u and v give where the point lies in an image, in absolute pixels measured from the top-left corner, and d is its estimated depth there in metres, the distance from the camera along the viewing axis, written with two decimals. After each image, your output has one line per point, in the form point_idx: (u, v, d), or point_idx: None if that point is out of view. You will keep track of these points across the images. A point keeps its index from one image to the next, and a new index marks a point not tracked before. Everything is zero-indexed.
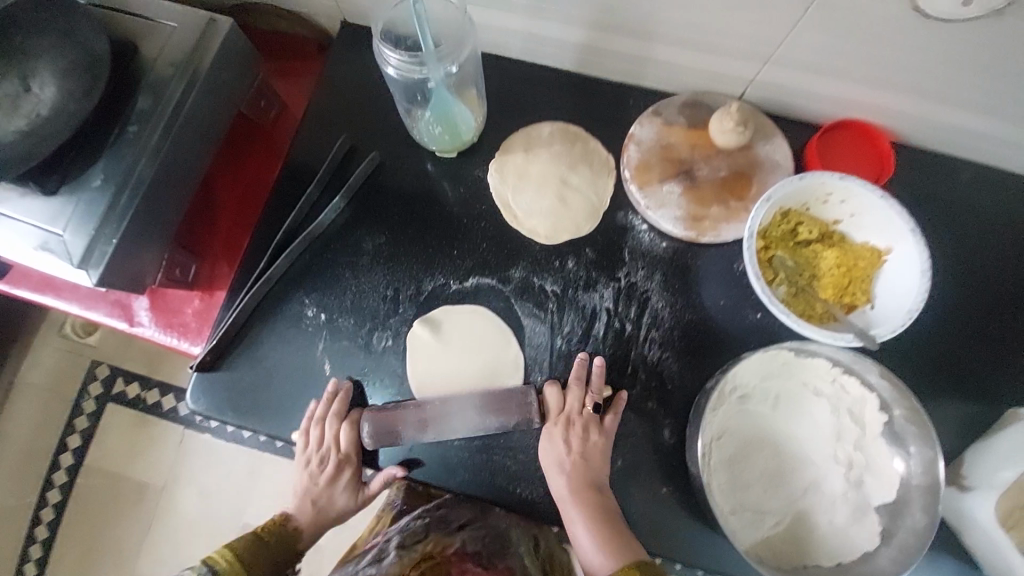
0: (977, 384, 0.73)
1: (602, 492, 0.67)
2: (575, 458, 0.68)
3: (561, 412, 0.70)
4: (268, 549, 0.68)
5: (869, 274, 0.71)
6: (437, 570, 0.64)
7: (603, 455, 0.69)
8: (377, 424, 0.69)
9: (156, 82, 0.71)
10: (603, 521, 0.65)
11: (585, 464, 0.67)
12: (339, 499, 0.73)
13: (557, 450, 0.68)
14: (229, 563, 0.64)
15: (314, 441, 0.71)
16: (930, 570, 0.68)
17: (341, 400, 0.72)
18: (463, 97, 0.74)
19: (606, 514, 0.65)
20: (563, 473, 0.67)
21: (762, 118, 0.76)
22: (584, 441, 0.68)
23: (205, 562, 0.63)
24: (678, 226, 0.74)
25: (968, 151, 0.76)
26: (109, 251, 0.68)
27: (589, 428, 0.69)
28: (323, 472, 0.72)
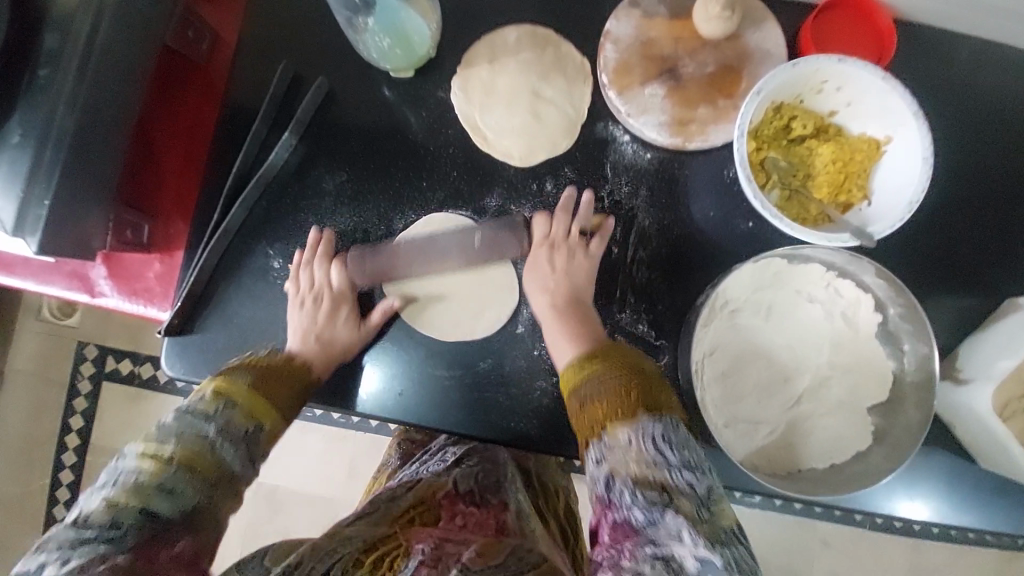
0: (976, 275, 0.70)
1: (585, 305, 0.67)
2: (559, 275, 0.68)
3: (547, 237, 0.69)
4: (285, 373, 0.63)
5: (867, 169, 0.66)
6: (429, 514, 0.64)
7: (591, 273, 0.68)
8: (361, 263, 0.70)
9: (59, 14, 0.61)
10: (583, 329, 0.64)
11: (570, 282, 0.67)
12: (340, 335, 0.69)
13: (545, 271, 0.68)
14: (251, 397, 0.59)
15: (304, 280, 0.70)
16: (924, 463, 0.69)
17: (323, 242, 0.71)
18: (413, 2, 0.65)
19: (590, 323, 0.65)
20: (549, 294, 0.67)
21: (750, 1, 0.68)
22: (572, 261, 0.68)
23: (221, 393, 0.57)
24: (662, 135, 0.68)
25: (977, 22, 0.68)
26: (43, 213, 0.62)
27: (576, 251, 0.68)
28: (319, 309, 0.69)
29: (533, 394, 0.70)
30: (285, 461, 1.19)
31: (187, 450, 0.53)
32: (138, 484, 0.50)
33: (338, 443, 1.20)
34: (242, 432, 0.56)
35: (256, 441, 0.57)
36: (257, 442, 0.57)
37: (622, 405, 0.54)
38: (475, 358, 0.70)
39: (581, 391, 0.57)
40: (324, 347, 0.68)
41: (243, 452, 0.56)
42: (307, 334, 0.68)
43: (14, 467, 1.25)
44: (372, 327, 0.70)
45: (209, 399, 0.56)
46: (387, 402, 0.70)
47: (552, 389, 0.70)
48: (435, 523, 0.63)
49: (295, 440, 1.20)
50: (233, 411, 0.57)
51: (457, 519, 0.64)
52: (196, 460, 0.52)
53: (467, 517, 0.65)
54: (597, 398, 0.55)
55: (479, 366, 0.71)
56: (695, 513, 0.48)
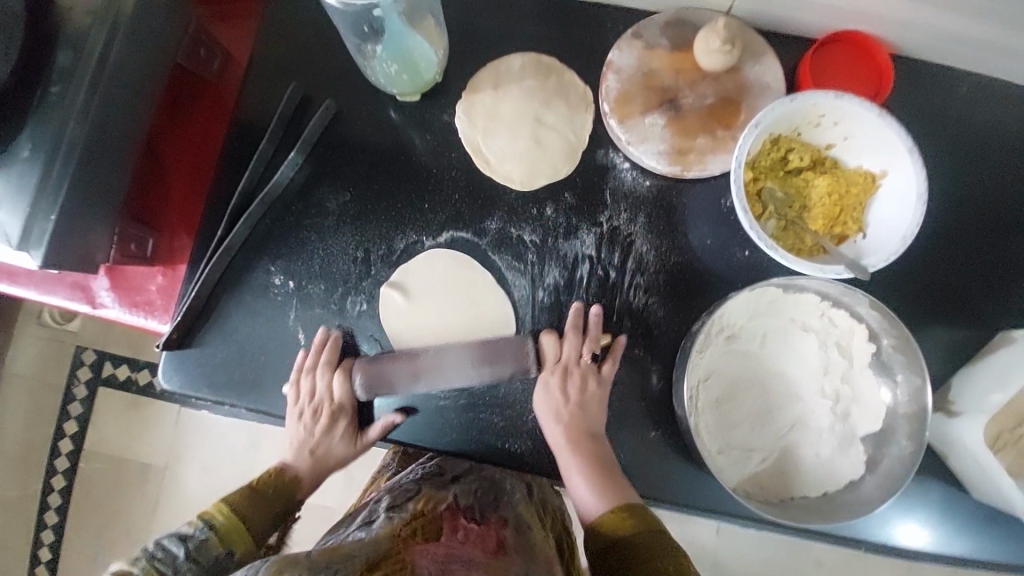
0: (969, 307, 0.71)
1: (598, 436, 0.67)
2: (573, 407, 0.67)
3: (560, 360, 0.69)
4: (267, 509, 0.66)
5: (862, 202, 0.67)
6: (431, 526, 0.63)
7: (601, 411, 0.68)
8: (370, 377, 0.69)
9: (73, 33, 0.62)
10: (600, 469, 0.65)
11: (582, 415, 0.66)
12: (337, 446, 0.71)
13: (556, 398, 0.67)
14: (226, 522, 0.62)
15: (306, 391, 0.70)
16: (917, 492, 0.70)
17: (331, 351, 0.70)
18: (419, 27, 0.66)
19: (606, 463, 0.65)
20: (558, 424, 0.67)
21: (750, 35, 0.69)
22: (585, 387, 0.67)
23: (227, 540, 0.60)
24: (662, 163, 0.69)
25: (971, 62, 0.70)
26: (49, 227, 0.63)
27: (587, 377, 0.68)
28: (317, 421, 0.70)
29: (529, 416, 0.70)
30: None
31: None
32: None
33: None
34: (214, 561, 0.59)
35: (218, 573, 0.59)
36: (225, 568, 0.60)
37: (660, 573, 0.57)
38: (471, 380, 0.70)
39: (621, 546, 0.60)
40: (325, 454, 0.71)
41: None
42: (308, 444, 0.71)
43: (6, 473, 1.24)
44: (371, 440, 0.70)
45: (215, 543, 0.59)
46: (383, 420, 0.71)
47: None
48: (438, 534, 0.62)
49: None
50: (223, 563, 0.59)
51: (460, 532, 0.63)
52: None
53: (469, 530, 0.64)
54: (631, 563, 0.58)
55: (476, 388, 0.71)
56: None
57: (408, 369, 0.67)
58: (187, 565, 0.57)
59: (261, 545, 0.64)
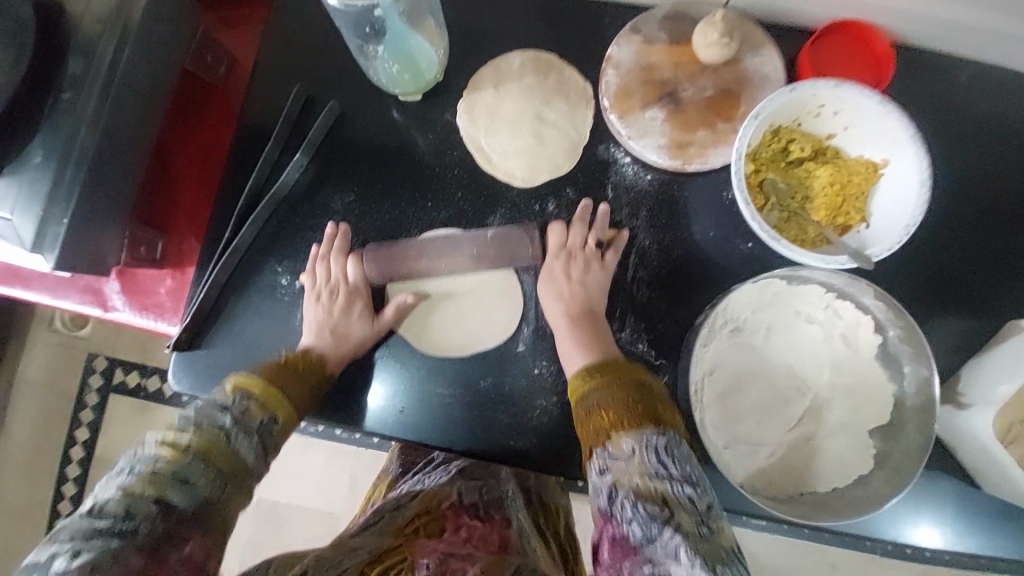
0: (977, 295, 0.71)
1: (601, 318, 0.68)
2: (575, 287, 0.68)
3: (564, 246, 0.70)
4: (297, 376, 0.64)
5: (865, 191, 0.67)
6: (432, 525, 0.64)
7: (603, 288, 0.69)
8: (380, 261, 0.72)
9: (83, 41, 0.64)
10: (593, 334, 0.66)
11: (586, 292, 0.68)
12: (353, 329, 0.70)
13: (560, 280, 0.69)
14: (264, 391, 0.59)
15: (321, 273, 0.72)
16: (927, 485, 0.69)
17: (339, 235, 0.72)
18: (419, 27, 0.67)
19: (601, 333, 0.66)
20: (562, 303, 0.68)
21: (749, 27, 0.70)
22: (588, 272, 0.69)
23: (266, 407, 0.57)
24: (662, 157, 0.70)
25: (972, 48, 0.70)
26: (62, 232, 0.65)
27: (590, 263, 0.69)
28: (334, 303, 0.71)
29: (533, 411, 0.70)
30: (289, 475, 1.20)
31: (204, 439, 0.51)
32: (157, 470, 0.47)
33: (341, 457, 1.20)
34: (260, 424, 0.56)
35: (269, 435, 0.56)
36: (271, 439, 0.56)
37: (625, 416, 0.54)
38: (476, 377, 0.71)
39: (586, 402, 0.58)
40: (345, 335, 0.70)
41: (257, 442, 0.54)
42: (325, 332, 0.69)
43: (22, 476, 1.27)
44: (386, 324, 0.71)
45: (254, 410, 0.56)
46: (389, 418, 0.71)
47: (553, 406, 0.70)
48: (440, 534, 0.63)
49: (299, 453, 1.20)
50: (269, 425, 0.57)
51: (462, 531, 0.64)
52: (212, 448, 0.50)
53: (471, 529, 0.64)
54: (602, 406, 0.56)
55: (482, 385, 0.71)
56: (696, 529, 0.47)
57: (419, 246, 0.71)
58: (234, 426, 0.53)
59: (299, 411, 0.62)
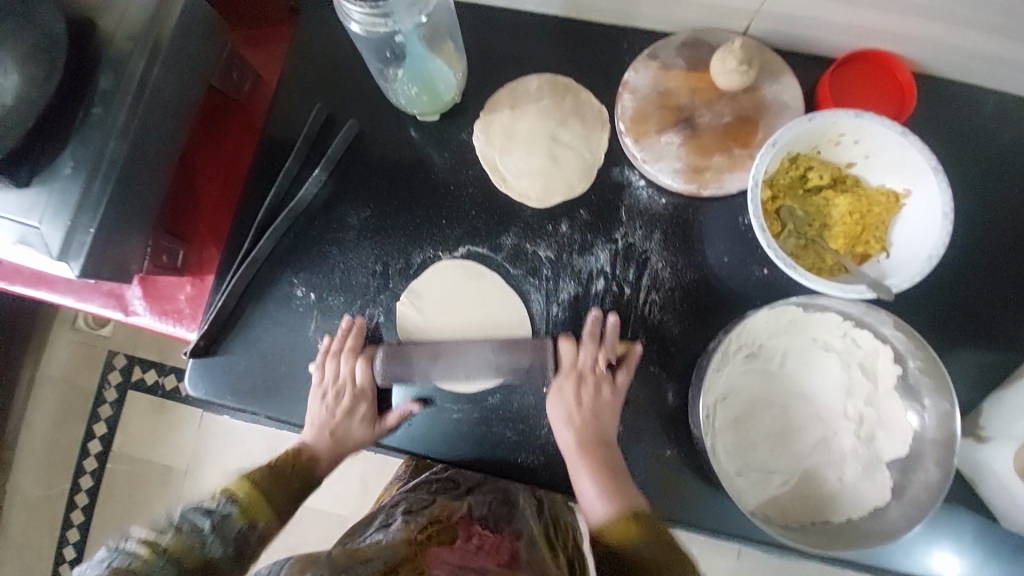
0: (1001, 330, 0.69)
1: (610, 444, 0.66)
2: (585, 412, 0.66)
3: (575, 365, 0.68)
4: (282, 480, 0.66)
5: (885, 221, 0.66)
6: (445, 534, 0.65)
7: (614, 412, 0.67)
8: (390, 364, 0.70)
9: (116, 58, 0.66)
10: (609, 472, 0.64)
11: (596, 421, 0.66)
12: (353, 433, 0.70)
13: (569, 402, 0.67)
14: (251, 496, 0.62)
15: (328, 374, 0.70)
16: (948, 524, 0.67)
17: (351, 338, 0.71)
18: (439, 51, 0.69)
19: (614, 465, 0.65)
20: (572, 429, 0.66)
21: (768, 55, 0.69)
22: (598, 395, 0.67)
23: (249, 513, 0.61)
24: (677, 180, 0.70)
25: (997, 79, 0.69)
26: (88, 240, 0.67)
27: (601, 386, 0.67)
28: (336, 408, 0.70)
29: (541, 431, 0.70)
30: None
31: (181, 543, 0.55)
32: (130, 568, 0.51)
33: (348, 464, 1.21)
34: (240, 533, 0.59)
35: (247, 545, 0.59)
36: (249, 546, 0.60)
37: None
38: (485, 395, 0.71)
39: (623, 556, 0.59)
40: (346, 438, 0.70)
41: (232, 548, 0.58)
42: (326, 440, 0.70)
43: (37, 473, 1.29)
44: (387, 429, 0.70)
45: (237, 516, 0.60)
46: (398, 433, 0.71)
47: None
48: (452, 542, 0.63)
49: None
50: (247, 534, 0.60)
51: (474, 539, 0.64)
52: (186, 555, 0.54)
53: (483, 539, 0.65)
54: (646, 557, 0.58)
55: (490, 402, 0.71)
56: None
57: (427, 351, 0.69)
58: (212, 532, 0.57)
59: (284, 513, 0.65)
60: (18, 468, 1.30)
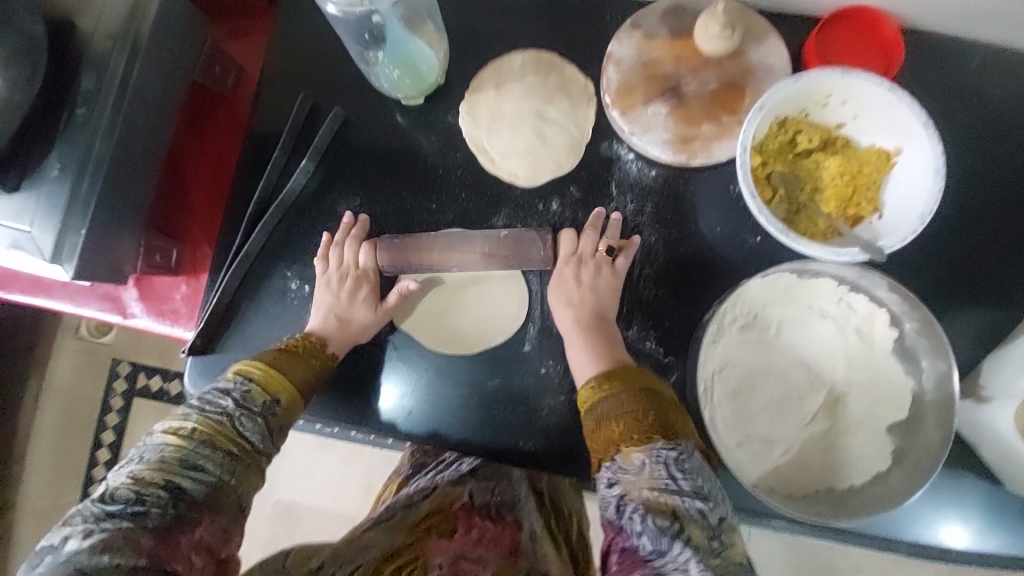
0: (998, 287, 0.68)
1: (609, 322, 0.68)
2: (585, 292, 0.68)
3: (573, 253, 0.70)
4: (306, 364, 0.66)
5: (876, 181, 0.65)
6: (445, 524, 0.66)
7: (613, 292, 0.69)
8: (394, 249, 0.73)
9: (96, 57, 0.66)
10: (605, 342, 0.66)
11: (596, 298, 0.68)
12: (357, 316, 0.72)
13: (569, 286, 0.69)
14: (267, 372, 0.62)
15: (334, 259, 0.73)
16: (949, 484, 0.67)
17: (355, 226, 0.74)
18: (419, 31, 0.67)
19: (610, 340, 0.67)
20: (570, 307, 0.68)
21: (752, 18, 0.69)
22: (597, 278, 0.69)
23: (268, 389, 0.61)
24: (665, 152, 0.69)
25: (988, 30, 0.67)
26: (79, 242, 0.67)
27: (600, 268, 0.69)
28: (342, 290, 0.72)
29: (541, 411, 0.70)
30: (305, 476, 1.22)
31: (207, 424, 0.55)
32: (163, 460, 0.52)
33: (355, 459, 1.22)
34: (263, 407, 0.60)
35: (273, 415, 0.60)
36: (275, 415, 0.61)
37: (642, 429, 0.55)
38: (484, 378, 0.71)
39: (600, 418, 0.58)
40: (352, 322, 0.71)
41: (260, 425, 0.59)
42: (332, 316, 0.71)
43: (50, 479, 1.31)
44: (388, 311, 0.73)
45: (257, 393, 0.60)
46: (398, 419, 0.72)
47: (560, 406, 0.70)
48: (451, 535, 0.64)
49: (314, 455, 1.22)
50: (273, 407, 0.61)
51: (473, 531, 0.65)
52: (217, 434, 0.55)
53: (482, 530, 0.66)
54: (613, 416, 0.57)
55: (488, 384, 0.71)
56: (707, 543, 0.48)
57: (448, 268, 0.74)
58: (238, 410, 0.58)
59: (308, 390, 0.66)
60: (32, 477, 1.32)
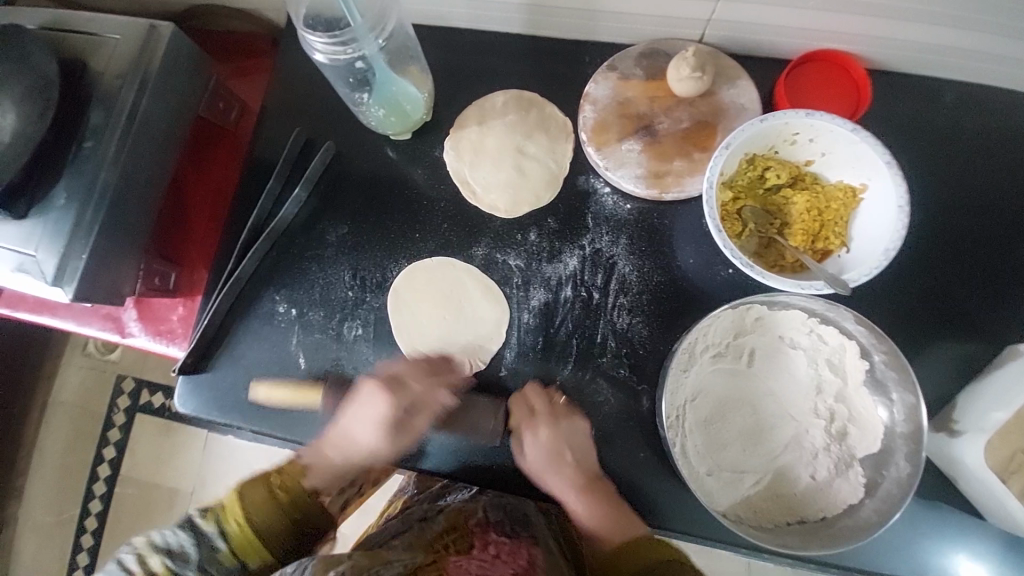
0: (974, 320, 0.69)
1: (594, 475, 0.67)
2: (565, 451, 0.67)
3: (532, 413, 0.69)
4: (289, 521, 0.64)
5: (844, 216, 0.66)
6: (461, 541, 0.67)
7: (586, 435, 0.69)
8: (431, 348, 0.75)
9: (106, 94, 0.71)
10: (608, 504, 0.65)
11: (580, 453, 0.68)
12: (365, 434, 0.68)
13: (543, 447, 0.67)
14: (239, 535, 0.62)
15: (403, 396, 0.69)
16: (933, 523, 0.65)
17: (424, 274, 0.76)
18: (405, 73, 0.73)
19: (610, 497, 0.66)
20: (558, 472, 0.66)
21: (721, 61, 0.72)
22: (570, 428, 0.68)
23: (238, 553, 0.62)
24: (639, 186, 0.72)
25: (953, 70, 0.70)
26: (81, 265, 0.71)
27: (568, 417, 0.69)
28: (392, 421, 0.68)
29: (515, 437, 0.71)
30: None
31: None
32: None
33: None
34: (226, 571, 0.61)
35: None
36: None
37: None
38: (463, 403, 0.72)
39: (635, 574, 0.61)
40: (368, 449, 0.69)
41: None
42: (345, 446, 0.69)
43: (49, 495, 1.33)
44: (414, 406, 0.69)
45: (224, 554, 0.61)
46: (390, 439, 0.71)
47: None
48: (468, 551, 0.65)
49: None
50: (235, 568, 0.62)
51: (490, 547, 0.65)
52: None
53: (499, 545, 0.66)
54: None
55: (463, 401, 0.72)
56: None
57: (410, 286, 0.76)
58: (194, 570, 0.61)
59: (286, 551, 0.64)
60: (31, 494, 1.34)
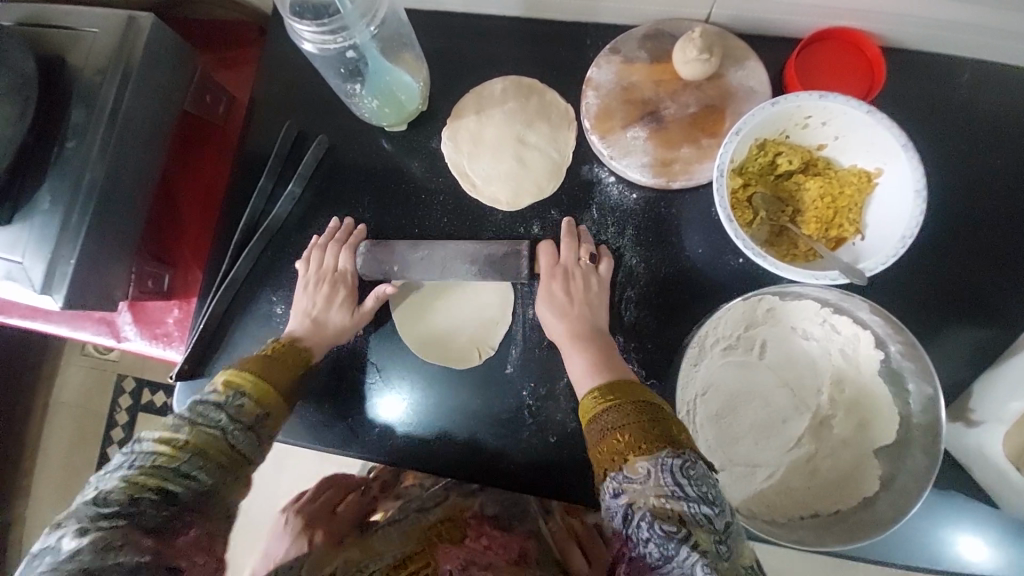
0: (991, 305, 0.67)
1: (606, 332, 0.67)
2: (580, 305, 0.67)
3: (556, 266, 0.69)
4: (279, 361, 0.66)
5: (858, 202, 0.64)
6: (455, 531, 0.63)
7: (605, 293, 0.69)
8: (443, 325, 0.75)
9: (86, 90, 0.68)
10: (607, 356, 0.64)
11: (593, 310, 0.67)
12: (333, 319, 0.71)
13: (562, 298, 0.68)
14: (250, 383, 0.62)
15: (315, 262, 0.73)
16: (945, 511, 0.65)
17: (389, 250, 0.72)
18: (399, 61, 0.69)
19: (609, 351, 0.65)
20: (568, 322, 0.67)
21: (730, 41, 0.69)
22: (587, 284, 0.68)
23: (228, 385, 0.61)
24: (645, 175, 0.69)
25: (973, 46, 0.67)
26: (69, 270, 0.69)
27: (588, 278, 0.68)
28: (323, 292, 0.72)
29: (523, 434, 0.70)
30: None
31: (199, 435, 0.56)
32: (154, 466, 0.53)
33: None
34: (253, 419, 0.61)
35: (260, 424, 0.61)
36: (262, 429, 0.61)
37: (648, 428, 0.52)
38: (468, 402, 0.71)
39: (599, 421, 0.56)
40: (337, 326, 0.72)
41: (237, 427, 0.59)
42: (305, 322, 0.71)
43: (55, 495, 1.33)
44: (364, 312, 0.72)
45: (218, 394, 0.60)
46: (390, 433, 0.72)
47: (544, 432, 0.70)
48: (461, 541, 0.61)
49: None
50: (238, 399, 0.61)
51: (483, 538, 0.62)
52: (208, 445, 0.56)
53: (492, 538, 0.63)
54: (618, 428, 0.54)
55: (467, 401, 0.71)
56: (715, 549, 0.47)
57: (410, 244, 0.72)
58: (202, 410, 0.59)
59: (285, 398, 0.65)
60: (37, 494, 1.34)
